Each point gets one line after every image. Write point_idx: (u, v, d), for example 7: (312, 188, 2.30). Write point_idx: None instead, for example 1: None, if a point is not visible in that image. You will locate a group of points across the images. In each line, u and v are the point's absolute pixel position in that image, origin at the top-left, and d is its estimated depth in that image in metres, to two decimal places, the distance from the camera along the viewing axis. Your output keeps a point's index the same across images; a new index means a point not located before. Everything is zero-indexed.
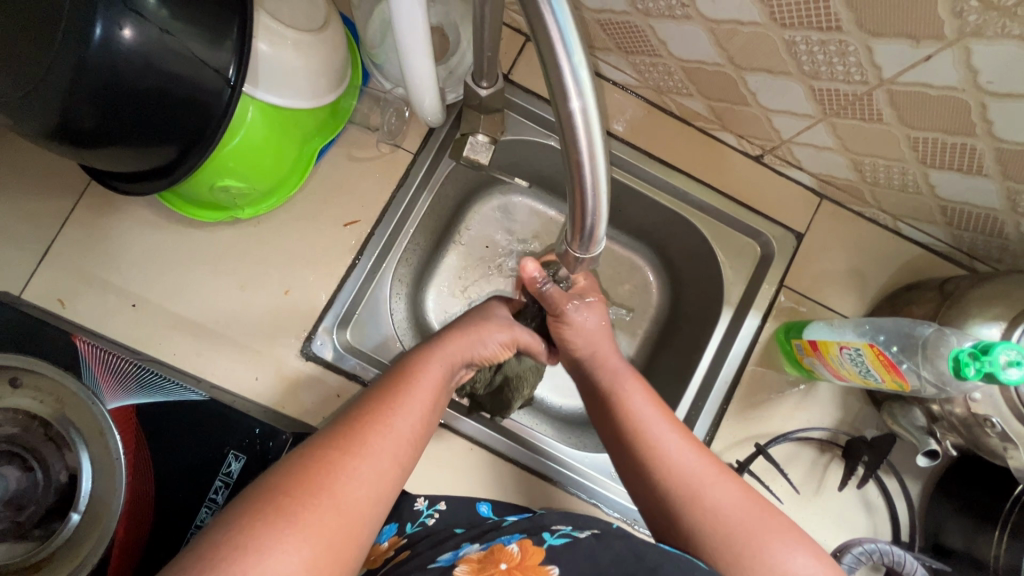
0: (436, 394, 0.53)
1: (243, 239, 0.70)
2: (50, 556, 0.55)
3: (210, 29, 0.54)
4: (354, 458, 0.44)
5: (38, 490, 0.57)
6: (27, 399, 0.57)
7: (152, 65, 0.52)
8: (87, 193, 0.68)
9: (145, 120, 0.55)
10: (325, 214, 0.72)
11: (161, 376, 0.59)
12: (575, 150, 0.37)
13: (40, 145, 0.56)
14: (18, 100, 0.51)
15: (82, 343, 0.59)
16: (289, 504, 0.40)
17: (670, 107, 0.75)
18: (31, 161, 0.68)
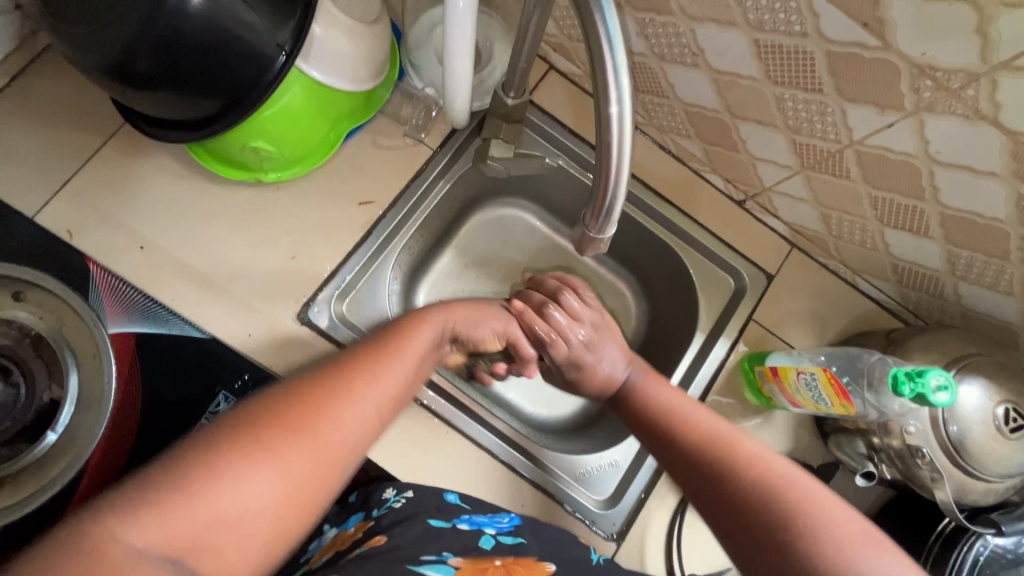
0: (424, 354, 0.60)
1: (261, 202, 0.73)
2: (17, 473, 0.59)
3: (276, 7, 0.59)
4: (325, 393, 0.49)
5: (17, 406, 0.61)
6: (24, 315, 0.63)
7: (218, 27, 0.56)
8: (117, 135, 0.71)
9: (198, 74, 0.59)
10: (342, 191, 0.76)
11: (167, 311, 0.67)
12: (607, 135, 0.42)
13: (90, 79, 0.59)
14: (88, 37, 0.55)
15: (94, 268, 0.66)
16: (259, 435, 0.44)
17: (669, 146, 0.83)
18: (66, 96, 0.70)
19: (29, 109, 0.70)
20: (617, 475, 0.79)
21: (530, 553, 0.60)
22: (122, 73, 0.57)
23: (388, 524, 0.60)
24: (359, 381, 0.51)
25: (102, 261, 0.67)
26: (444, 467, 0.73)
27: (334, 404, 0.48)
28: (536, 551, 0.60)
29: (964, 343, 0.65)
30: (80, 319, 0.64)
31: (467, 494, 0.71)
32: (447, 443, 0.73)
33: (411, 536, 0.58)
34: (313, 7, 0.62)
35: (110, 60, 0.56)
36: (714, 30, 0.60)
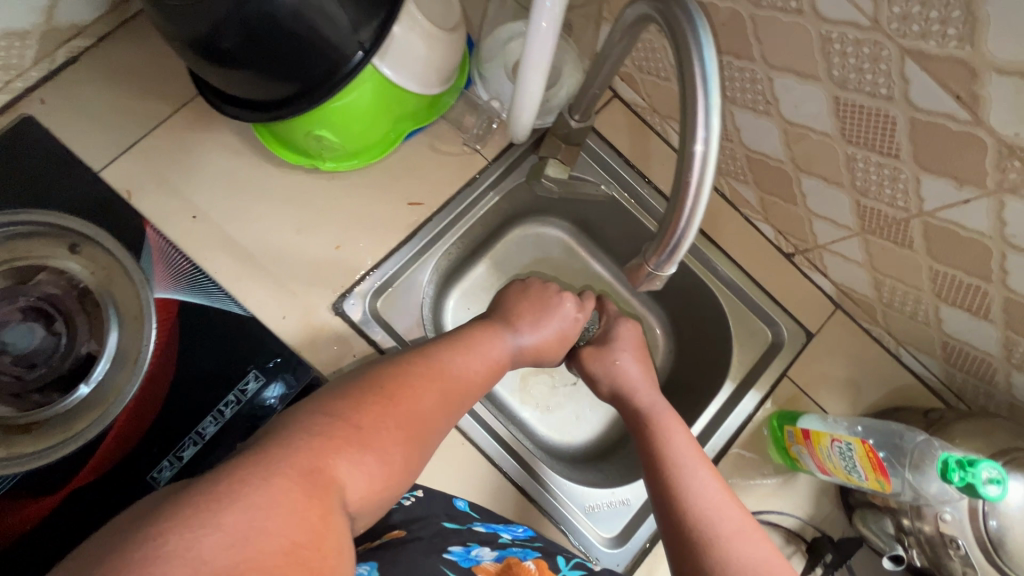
0: (500, 358, 0.65)
1: (314, 189, 0.74)
2: (43, 422, 0.60)
3: (362, 8, 0.60)
4: (423, 375, 0.55)
5: (54, 355, 0.62)
6: (78, 270, 0.65)
7: (304, 16, 0.58)
8: (187, 106, 0.73)
9: (278, 59, 0.60)
10: (394, 189, 0.77)
11: (212, 284, 0.68)
12: (687, 173, 0.42)
13: (177, 50, 0.61)
14: (181, 10, 0.57)
15: (150, 232, 0.68)
16: (373, 402, 0.49)
17: (723, 189, 0.82)
18: (147, 62, 0.73)
19: (110, 70, 0.72)
20: (628, 514, 0.76)
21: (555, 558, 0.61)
22: (209, 48, 0.59)
23: (401, 522, 0.62)
24: (445, 363, 0.58)
25: (158, 226, 0.69)
26: (454, 478, 0.71)
27: (428, 383, 0.54)
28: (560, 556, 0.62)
29: (1013, 435, 0.62)
30: (130, 282, 0.65)
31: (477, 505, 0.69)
32: (461, 455, 0.72)
33: (434, 534, 0.59)
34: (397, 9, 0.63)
35: (199, 34, 0.58)
36: (793, 81, 0.59)
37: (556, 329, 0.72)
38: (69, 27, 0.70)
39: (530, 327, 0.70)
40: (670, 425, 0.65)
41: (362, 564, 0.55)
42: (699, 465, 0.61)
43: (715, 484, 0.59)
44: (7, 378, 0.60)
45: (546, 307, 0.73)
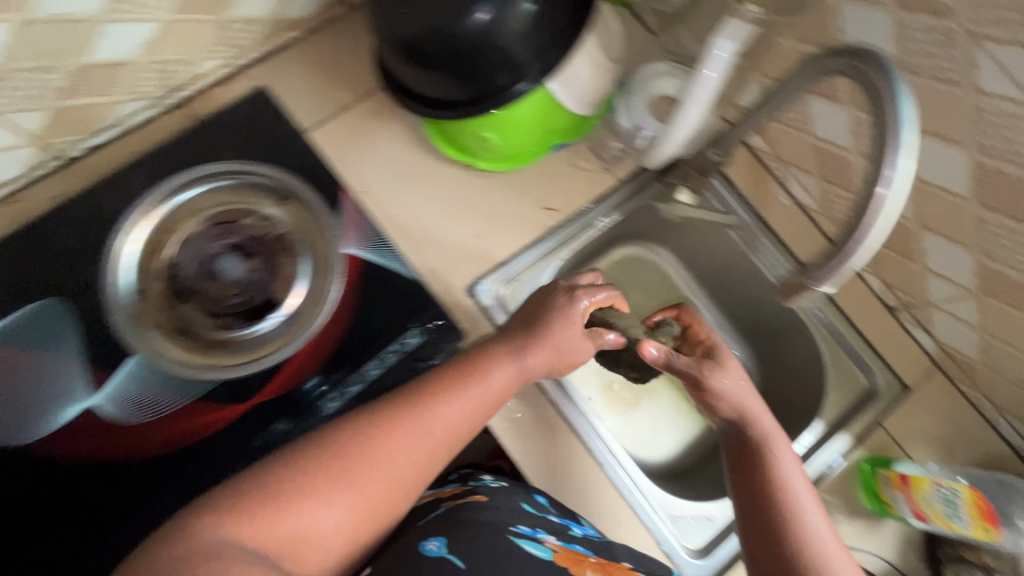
0: (496, 397, 0.64)
1: (465, 183, 0.84)
2: (233, 343, 0.65)
3: (545, 40, 0.72)
4: (405, 421, 0.59)
5: (248, 288, 0.66)
6: (277, 218, 0.69)
7: (506, 32, 0.69)
8: (369, 98, 0.85)
9: (475, 69, 0.72)
10: (533, 194, 0.85)
11: (390, 246, 0.71)
12: (872, 206, 0.47)
13: (395, 54, 0.75)
14: (414, 21, 0.71)
15: (345, 191, 0.72)
16: (332, 464, 0.55)
17: (834, 238, 0.87)
18: (343, 59, 0.86)
19: (313, 61, 0.85)
20: (711, 529, 0.79)
21: (620, 552, 0.65)
22: (425, 53, 0.72)
23: (487, 489, 0.67)
24: (428, 410, 0.60)
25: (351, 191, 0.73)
26: (554, 463, 0.75)
27: (397, 434, 0.58)
28: (624, 551, 0.66)
29: None
30: (317, 239, 0.69)
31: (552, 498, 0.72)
32: (563, 443, 0.76)
33: (511, 511, 0.64)
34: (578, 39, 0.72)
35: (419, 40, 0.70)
36: (935, 144, 0.65)
37: (564, 341, 0.67)
38: (289, 21, 0.82)
39: (537, 348, 0.66)
40: (781, 449, 0.67)
41: (432, 538, 0.58)
42: (806, 495, 0.64)
43: (821, 517, 0.62)
44: (205, 299, 0.65)
45: (549, 318, 0.67)
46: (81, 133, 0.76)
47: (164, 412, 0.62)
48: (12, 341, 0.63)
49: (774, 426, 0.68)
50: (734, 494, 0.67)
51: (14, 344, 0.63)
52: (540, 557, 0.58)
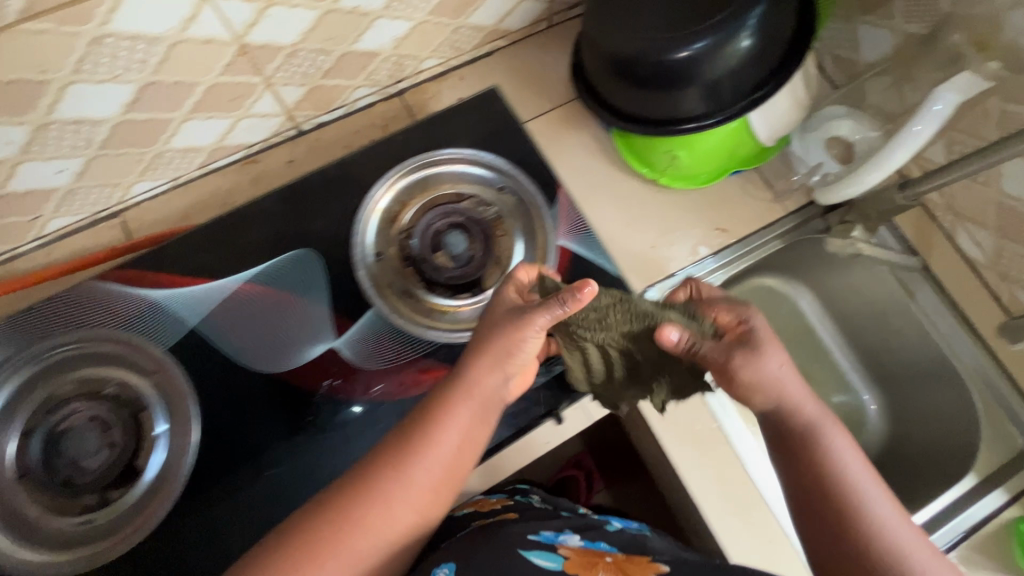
0: (472, 423, 0.57)
1: (645, 195, 0.90)
2: (449, 312, 0.70)
3: (758, 73, 0.78)
4: (378, 489, 0.53)
5: (467, 265, 0.71)
6: (500, 206, 0.74)
7: (720, 68, 0.76)
8: (562, 107, 0.93)
9: (686, 92, 0.78)
10: (707, 214, 0.89)
11: (599, 245, 0.73)
12: None
13: (607, 72, 0.83)
14: (636, 46, 0.78)
15: (562, 191, 0.75)
16: (323, 539, 0.51)
17: (1002, 295, 0.87)
18: (544, 70, 0.94)
19: (517, 69, 0.94)
20: None
21: (654, 544, 0.64)
22: (639, 73, 0.79)
23: (522, 507, 0.68)
24: (405, 461, 0.54)
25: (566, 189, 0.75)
26: None
27: (387, 490, 0.53)
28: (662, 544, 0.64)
29: None
30: (535, 231, 0.73)
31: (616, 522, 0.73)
32: None
33: (531, 522, 0.63)
34: (785, 79, 0.78)
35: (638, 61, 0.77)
36: None
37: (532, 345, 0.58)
38: (502, 30, 0.91)
39: (504, 365, 0.58)
40: (831, 437, 0.56)
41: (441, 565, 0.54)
42: (868, 481, 0.54)
43: (882, 497, 0.54)
44: (430, 268, 0.71)
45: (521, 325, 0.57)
46: (318, 110, 0.84)
47: (395, 361, 0.67)
48: (259, 280, 0.69)
49: (821, 413, 0.57)
50: (791, 488, 0.57)
51: (260, 283, 0.69)
52: (549, 566, 0.53)
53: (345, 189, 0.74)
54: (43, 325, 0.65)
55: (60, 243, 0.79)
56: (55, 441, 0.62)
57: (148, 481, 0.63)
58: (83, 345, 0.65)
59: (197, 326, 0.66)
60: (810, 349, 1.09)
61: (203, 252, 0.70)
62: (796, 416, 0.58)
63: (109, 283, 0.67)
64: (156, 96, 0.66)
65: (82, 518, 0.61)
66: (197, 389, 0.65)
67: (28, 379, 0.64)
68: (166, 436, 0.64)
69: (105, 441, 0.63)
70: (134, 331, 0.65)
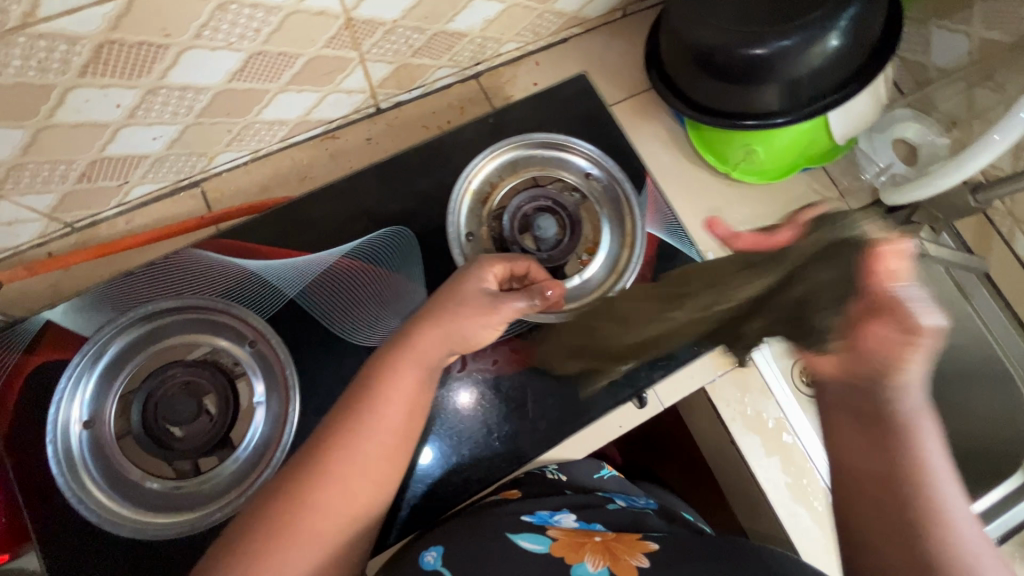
0: (415, 393, 0.55)
1: (716, 188, 0.91)
2: None
3: (842, 74, 0.78)
4: (327, 467, 0.49)
5: (558, 247, 0.72)
6: (588, 193, 0.75)
7: (806, 66, 0.77)
8: (635, 98, 0.94)
9: (769, 89, 0.79)
10: (776, 209, 0.91)
11: (685, 233, 0.75)
12: None
13: (689, 63, 0.83)
14: (723, 41, 0.78)
15: (649, 180, 0.76)
16: (289, 526, 0.47)
17: None
18: (617, 59, 0.95)
19: (591, 57, 0.95)
20: None
21: (653, 521, 0.64)
22: (725, 67, 0.80)
23: (531, 485, 0.68)
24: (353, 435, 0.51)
25: (653, 177, 0.77)
26: (778, 461, 0.80)
27: (343, 474, 0.50)
28: (659, 521, 0.64)
29: None
30: (623, 219, 0.74)
31: (632, 495, 0.72)
32: (787, 444, 0.81)
33: (530, 500, 0.65)
34: (868, 82, 0.79)
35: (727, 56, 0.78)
36: None
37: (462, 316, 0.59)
38: (581, 17, 0.91)
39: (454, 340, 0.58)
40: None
41: (432, 548, 0.57)
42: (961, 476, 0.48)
43: None
44: (524, 250, 0.71)
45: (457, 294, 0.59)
46: (399, 89, 0.84)
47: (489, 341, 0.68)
48: (355, 256, 0.69)
49: (926, 401, 0.42)
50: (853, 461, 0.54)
51: (356, 259, 0.69)
52: (531, 550, 0.55)
53: (437, 169, 0.74)
54: (144, 291, 0.65)
55: (140, 210, 0.79)
56: (154, 406, 0.62)
57: (244, 452, 0.63)
58: (183, 312, 0.65)
59: (295, 298, 0.67)
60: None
61: (299, 226, 0.70)
62: (890, 391, 0.42)
63: (208, 252, 0.67)
64: (261, 66, 0.66)
65: (179, 484, 0.61)
66: (294, 364, 0.66)
67: (128, 343, 0.64)
68: (263, 409, 0.65)
69: (202, 409, 0.63)
70: (233, 301, 0.66)
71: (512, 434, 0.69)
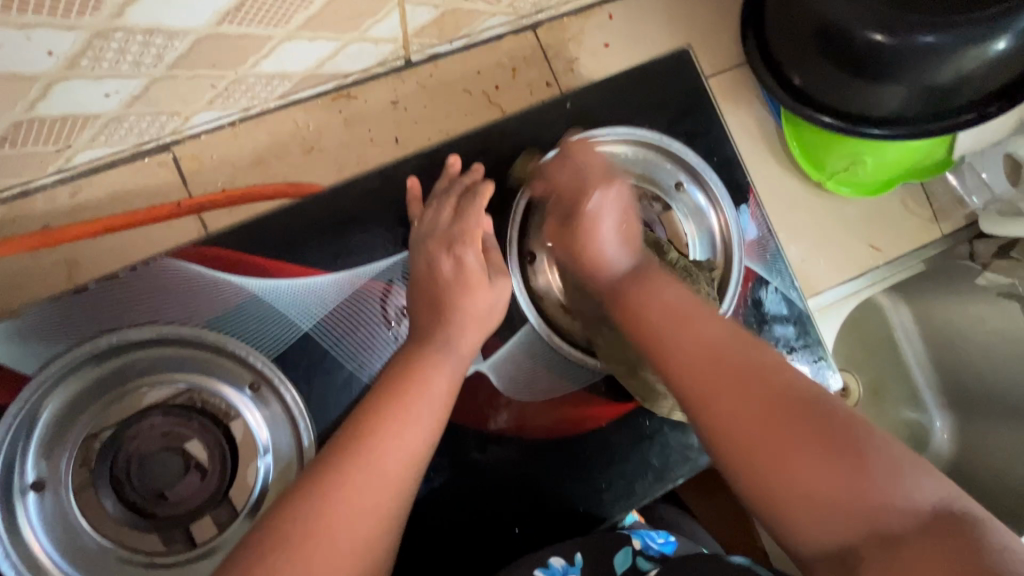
0: (443, 394, 0.46)
1: (802, 197, 0.77)
2: None
3: (992, 86, 0.64)
4: (344, 478, 0.41)
5: None
6: (679, 208, 0.60)
7: (956, 70, 0.61)
8: (722, 74, 0.77)
9: (904, 94, 0.64)
10: (863, 227, 0.79)
11: (785, 265, 0.62)
12: None
13: (810, 46, 0.66)
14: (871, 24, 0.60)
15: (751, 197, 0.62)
16: (294, 552, 0.38)
17: None
18: (706, 21, 0.76)
19: (676, 15, 0.76)
20: None
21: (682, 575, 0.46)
22: (851, 57, 0.63)
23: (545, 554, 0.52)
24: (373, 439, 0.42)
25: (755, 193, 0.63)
26: None
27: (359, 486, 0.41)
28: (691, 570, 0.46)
29: None
30: (716, 247, 0.60)
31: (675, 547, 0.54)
32: None
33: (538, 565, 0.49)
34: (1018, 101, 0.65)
35: (865, 45, 0.61)
36: None
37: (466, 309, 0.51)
38: None
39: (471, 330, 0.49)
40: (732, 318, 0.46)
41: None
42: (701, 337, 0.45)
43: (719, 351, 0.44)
44: None
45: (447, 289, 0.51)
46: (440, 38, 0.64)
47: (551, 395, 0.56)
48: (388, 279, 0.54)
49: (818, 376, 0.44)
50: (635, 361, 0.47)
51: (389, 281, 0.54)
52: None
53: (494, 164, 0.58)
54: (106, 312, 0.50)
55: (88, 178, 0.59)
56: (129, 463, 0.49)
57: (247, 521, 0.50)
58: (161, 342, 0.50)
59: (309, 328, 0.52)
60: (888, 366, 0.97)
61: (315, 230, 0.54)
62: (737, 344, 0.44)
63: (191, 264, 0.51)
64: (264, 5, 0.46)
65: (163, 561, 0.49)
66: (310, 413, 0.52)
67: (89, 383, 0.49)
68: (268, 465, 0.51)
69: (191, 466, 0.50)
70: (229, 334, 0.51)
71: (578, 501, 0.55)
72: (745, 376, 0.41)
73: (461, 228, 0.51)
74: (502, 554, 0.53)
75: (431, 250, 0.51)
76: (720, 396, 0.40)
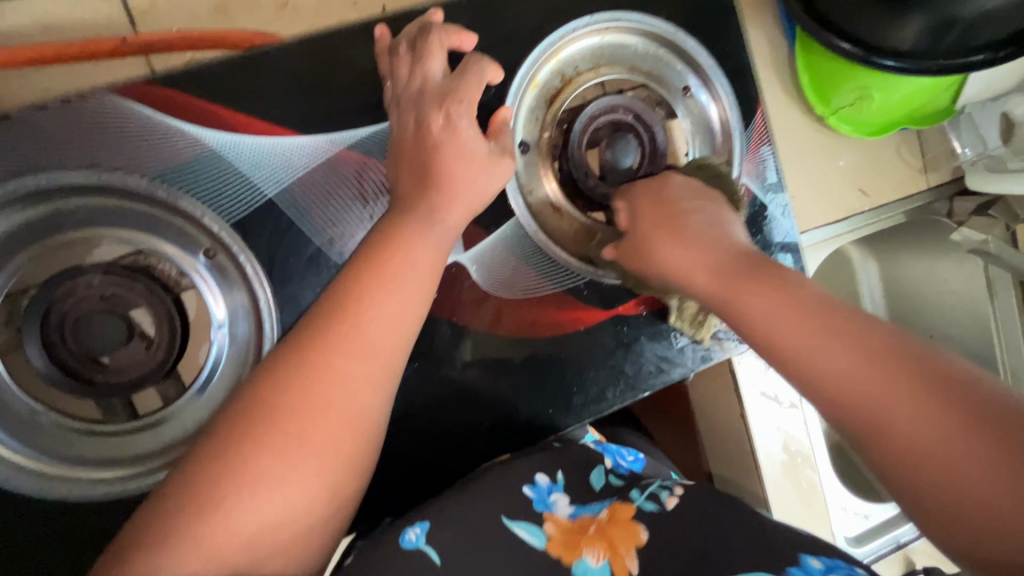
0: (422, 274, 0.42)
1: (802, 130, 0.75)
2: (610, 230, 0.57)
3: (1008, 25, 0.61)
4: (322, 344, 0.38)
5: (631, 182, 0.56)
6: (681, 112, 0.58)
7: (978, 5, 0.59)
8: None
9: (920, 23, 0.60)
10: (857, 171, 0.77)
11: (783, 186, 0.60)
12: None
13: None
14: None
15: (758, 111, 0.59)
16: (257, 421, 0.35)
17: None
18: None
19: None
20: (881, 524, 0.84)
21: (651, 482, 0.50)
22: None
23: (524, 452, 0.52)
24: (344, 315, 0.39)
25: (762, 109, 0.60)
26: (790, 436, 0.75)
27: (325, 362, 0.37)
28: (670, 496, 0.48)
29: None
30: (715, 150, 0.59)
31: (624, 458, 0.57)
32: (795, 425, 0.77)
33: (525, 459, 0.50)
34: None
35: None
36: None
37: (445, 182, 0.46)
38: None
39: (453, 215, 0.45)
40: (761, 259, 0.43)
41: (414, 523, 0.44)
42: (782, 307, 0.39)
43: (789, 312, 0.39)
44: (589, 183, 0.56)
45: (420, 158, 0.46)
46: None
47: (533, 295, 0.54)
48: (365, 150, 0.49)
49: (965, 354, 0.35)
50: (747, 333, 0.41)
51: (366, 153, 0.49)
52: (532, 547, 0.43)
53: (493, 40, 0.52)
54: (32, 152, 0.43)
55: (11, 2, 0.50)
56: (60, 322, 0.44)
57: (198, 395, 0.47)
58: (100, 192, 0.45)
59: (274, 197, 0.47)
60: None
61: (284, 90, 0.48)
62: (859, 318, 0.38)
63: (135, 107, 0.45)
64: None
65: (103, 429, 0.45)
66: (272, 289, 0.48)
67: (12, 229, 0.43)
68: (224, 340, 0.48)
69: (134, 332, 0.45)
70: (180, 193, 0.46)
71: (548, 406, 0.54)
72: (877, 359, 0.36)
73: (463, 89, 0.46)
74: (468, 452, 0.52)
75: (423, 108, 0.46)
76: (893, 418, 0.34)
